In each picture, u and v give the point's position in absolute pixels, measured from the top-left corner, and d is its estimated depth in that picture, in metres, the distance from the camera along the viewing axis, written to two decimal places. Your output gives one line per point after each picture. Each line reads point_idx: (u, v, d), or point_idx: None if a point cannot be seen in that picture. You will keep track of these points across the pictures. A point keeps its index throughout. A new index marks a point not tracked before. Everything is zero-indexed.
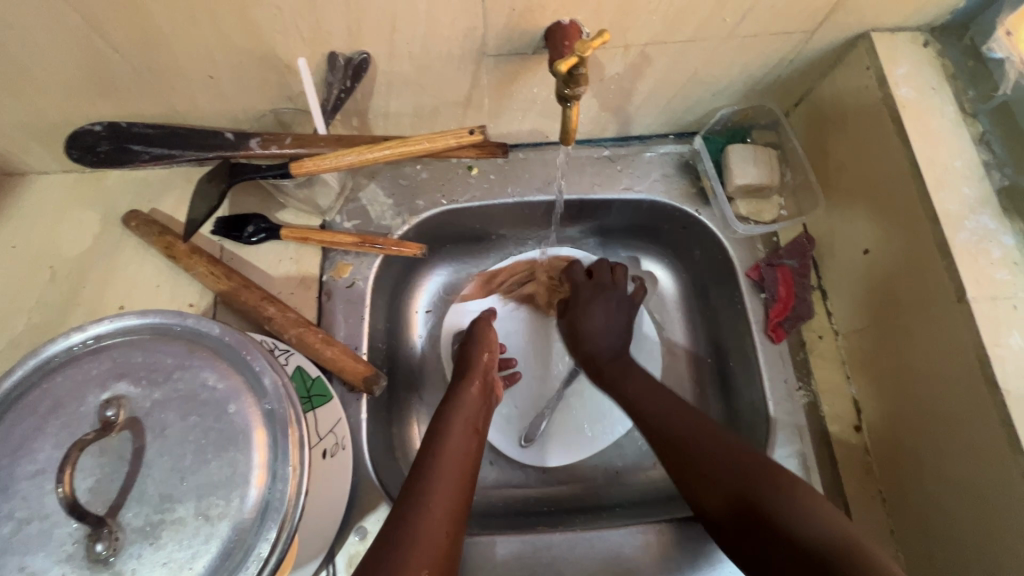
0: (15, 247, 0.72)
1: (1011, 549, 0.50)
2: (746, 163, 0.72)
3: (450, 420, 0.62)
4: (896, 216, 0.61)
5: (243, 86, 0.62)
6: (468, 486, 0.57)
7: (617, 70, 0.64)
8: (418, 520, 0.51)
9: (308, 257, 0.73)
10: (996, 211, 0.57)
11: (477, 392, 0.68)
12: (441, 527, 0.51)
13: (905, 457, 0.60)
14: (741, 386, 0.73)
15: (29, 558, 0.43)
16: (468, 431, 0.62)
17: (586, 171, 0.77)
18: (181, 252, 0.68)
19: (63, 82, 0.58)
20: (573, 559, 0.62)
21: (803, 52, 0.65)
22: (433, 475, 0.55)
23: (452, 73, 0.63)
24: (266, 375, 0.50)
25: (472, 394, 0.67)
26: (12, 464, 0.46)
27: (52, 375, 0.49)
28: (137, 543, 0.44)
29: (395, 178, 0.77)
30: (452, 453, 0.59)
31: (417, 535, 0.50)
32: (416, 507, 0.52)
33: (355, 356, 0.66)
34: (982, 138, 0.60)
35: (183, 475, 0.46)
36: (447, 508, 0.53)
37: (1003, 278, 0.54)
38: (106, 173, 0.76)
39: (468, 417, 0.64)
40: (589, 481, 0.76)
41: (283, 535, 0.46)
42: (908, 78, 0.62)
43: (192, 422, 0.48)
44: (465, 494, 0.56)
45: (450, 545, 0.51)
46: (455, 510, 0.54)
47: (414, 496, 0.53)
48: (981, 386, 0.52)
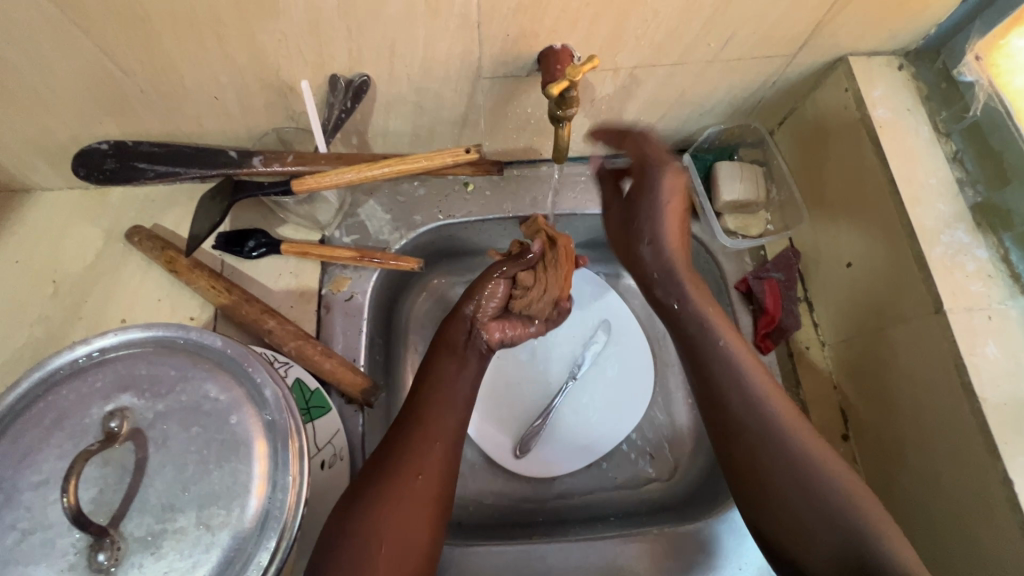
0: (19, 262, 0.73)
1: (989, 553, 0.51)
2: (733, 180, 0.75)
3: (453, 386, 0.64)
4: (878, 225, 0.63)
5: (247, 107, 0.64)
6: (450, 469, 0.58)
7: (607, 91, 0.67)
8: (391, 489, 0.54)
9: (307, 271, 0.74)
10: (970, 226, 0.59)
11: (466, 342, 0.68)
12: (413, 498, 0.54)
13: (888, 447, 0.62)
14: None
15: (31, 568, 0.44)
16: (450, 410, 0.62)
17: (578, 187, 0.80)
18: (183, 267, 0.70)
19: (71, 102, 0.60)
20: (568, 568, 0.63)
21: (785, 74, 0.68)
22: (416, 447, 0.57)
23: (448, 95, 0.66)
24: (267, 386, 0.51)
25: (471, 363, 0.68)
26: (17, 476, 0.46)
27: (57, 388, 0.50)
28: (139, 553, 0.45)
29: (393, 194, 0.79)
30: (437, 426, 0.60)
31: (396, 518, 0.53)
32: (396, 494, 0.54)
33: (354, 367, 0.67)
34: (955, 156, 0.63)
35: (185, 485, 0.47)
36: (428, 488, 0.56)
37: (978, 289, 0.56)
38: (109, 190, 0.78)
39: (451, 394, 0.63)
40: (585, 491, 0.77)
41: (283, 544, 0.47)
42: (884, 99, 0.65)
43: (194, 433, 0.49)
44: (444, 478, 0.57)
45: (429, 534, 0.54)
46: (436, 501, 0.56)
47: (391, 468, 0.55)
48: (959, 394, 0.54)
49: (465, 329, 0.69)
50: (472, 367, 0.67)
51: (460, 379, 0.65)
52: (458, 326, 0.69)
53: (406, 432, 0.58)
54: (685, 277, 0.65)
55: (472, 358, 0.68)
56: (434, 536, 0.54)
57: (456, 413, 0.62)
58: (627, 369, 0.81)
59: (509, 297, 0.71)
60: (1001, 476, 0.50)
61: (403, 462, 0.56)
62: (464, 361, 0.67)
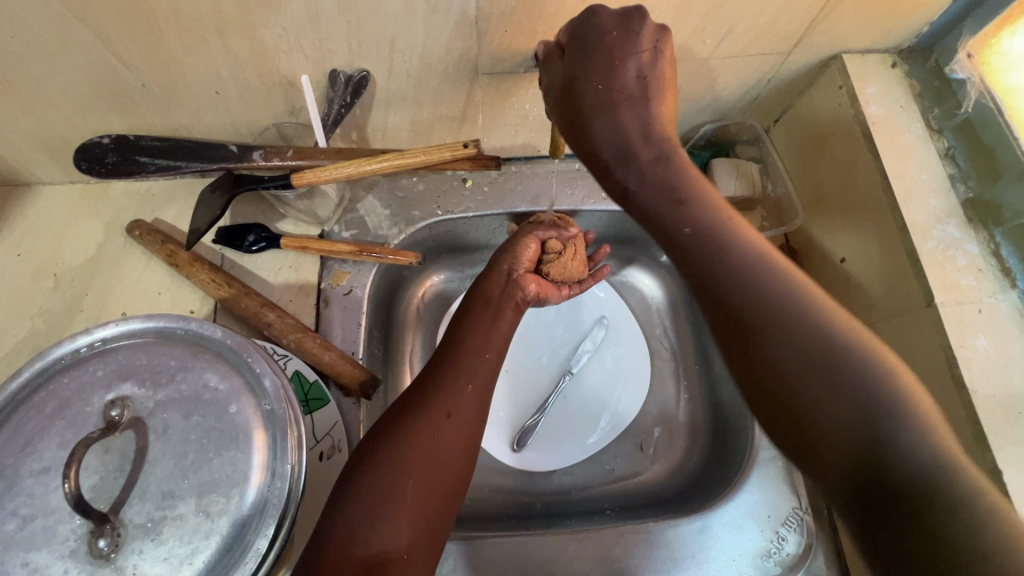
0: (20, 255, 0.74)
1: None
2: (728, 176, 0.75)
3: (488, 338, 0.62)
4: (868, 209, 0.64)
5: (248, 102, 0.65)
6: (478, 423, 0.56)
7: None
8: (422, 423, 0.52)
9: (307, 266, 0.75)
10: (961, 221, 0.60)
11: (502, 295, 0.67)
12: (445, 432, 0.53)
13: None
14: (726, 391, 0.78)
15: (32, 554, 0.45)
16: (483, 359, 0.60)
17: (576, 183, 0.80)
18: (184, 260, 0.71)
19: (74, 96, 0.61)
20: (563, 559, 0.63)
21: (780, 71, 0.69)
22: (452, 387, 0.56)
23: (447, 91, 0.66)
24: (267, 376, 0.52)
25: (507, 315, 0.66)
26: (18, 463, 0.47)
27: (58, 377, 0.51)
28: (139, 539, 0.46)
29: (392, 190, 0.79)
30: (473, 370, 0.58)
31: (425, 454, 0.51)
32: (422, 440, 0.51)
33: (352, 361, 0.68)
34: (947, 153, 0.64)
35: (184, 473, 0.48)
36: (461, 430, 0.54)
37: (969, 284, 0.57)
38: (110, 185, 0.78)
39: (485, 344, 0.61)
40: (582, 485, 0.77)
41: (281, 531, 0.48)
42: (878, 96, 0.65)
43: (194, 421, 0.50)
44: (471, 433, 0.55)
45: (458, 472, 0.53)
46: (462, 453, 0.53)
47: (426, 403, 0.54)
48: (950, 386, 0.54)
49: (503, 283, 0.68)
50: (507, 319, 0.65)
51: (493, 331, 0.63)
52: (496, 281, 0.68)
53: (434, 383, 0.56)
54: (638, 149, 0.54)
55: (508, 310, 0.66)
56: (454, 490, 0.52)
57: (490, 362, 0.60)
58: (624, 364, 0.81)
59: (540, 259, 0.72)
60: (990, 466, 0.51)
61: (431, 409, 0.54)
62: (501, 313, 0.65)
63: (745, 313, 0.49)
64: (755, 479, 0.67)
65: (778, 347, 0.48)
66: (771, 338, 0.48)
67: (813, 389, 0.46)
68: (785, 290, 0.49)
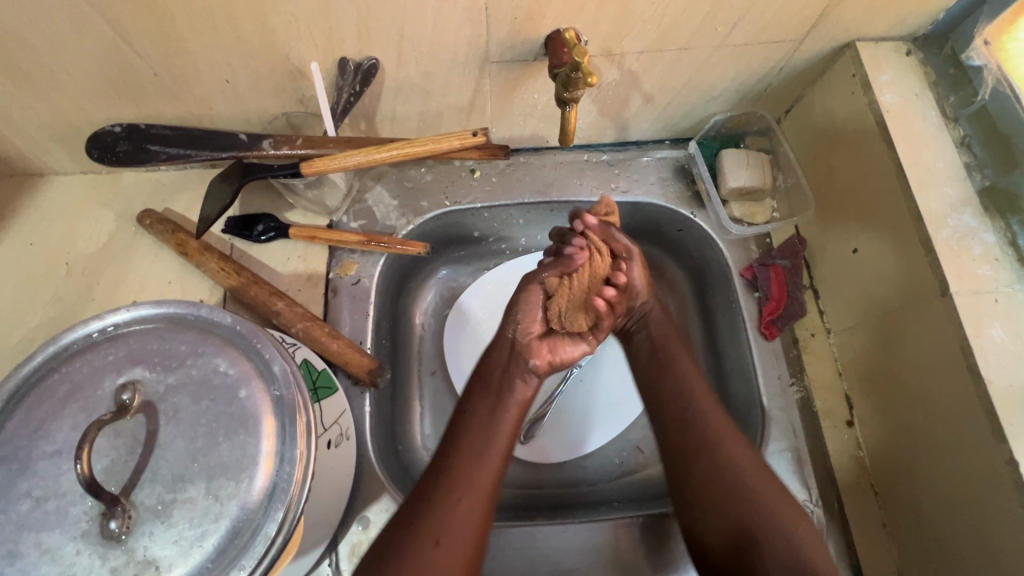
0: (33, 244, 0.75)
1: (997, 537, 0.51)
2: (739, 167, 0.75)
3: (485, 431, 0.61)
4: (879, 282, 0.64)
5: (258, 91, 0.65)
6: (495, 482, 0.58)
7: (613, 77, 0.67)
8: (415, 536, 0.53)
9: (315, 255, 0.75)
10: (977, 210, 0.59)
11: (501, 378, 0.65)
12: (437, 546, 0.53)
13: (896, 434, 0.62)
14: (736, 384, 0.73)
15: (44, 535, 0.45)
16: (501, 433, 0.61)
17: (584, 174, 0.80)
18: (194, 248, 0.71)
19: (88, 85, 0.61)
20: (570, 550, 0.63)
21: (792, 60, 0.68)
22: (444, 494, 0.56)
23: (457, 79, 0.66)
24: (276, 362, 0.52)
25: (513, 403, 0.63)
26: (31, 445, 0.47)
27: (70, 361, 0.51)
28: (149, 521, 0.46)
29: (401, 180, 0.79)
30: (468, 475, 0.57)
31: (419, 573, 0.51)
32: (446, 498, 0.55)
33: (360, 349, 0.68)
34: (963, 141, 0.62)
35: (194, 456, 0.48)
36: (457, 546, 0.53)
37: (985, 273, 0.56)
38: (122, 175, 0.79)
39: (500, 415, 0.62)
40: (588, 476, 0.77)
41: (290, 517, 0.48)
42: (892, 84, 0.64)
43: (204, 406, 0.50)
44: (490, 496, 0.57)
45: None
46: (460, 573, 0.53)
47: (419, 514, 0.55)
48: (966, 377, 0.53)
49: (501, 362, 0.66)
50: (508, 409, 0.63)
51: (494, 421, 0.62)
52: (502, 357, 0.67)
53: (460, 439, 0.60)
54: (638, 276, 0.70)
55: (510, 397, 0.64)
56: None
57: (508, 427, 0.62)
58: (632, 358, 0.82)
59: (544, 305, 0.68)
60: (1006, 457, 0.50)
61: (423, 529, 0.53)
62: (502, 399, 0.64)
63: (691, 420, 0.63)
64: None
65: (712, 459, 0.60)
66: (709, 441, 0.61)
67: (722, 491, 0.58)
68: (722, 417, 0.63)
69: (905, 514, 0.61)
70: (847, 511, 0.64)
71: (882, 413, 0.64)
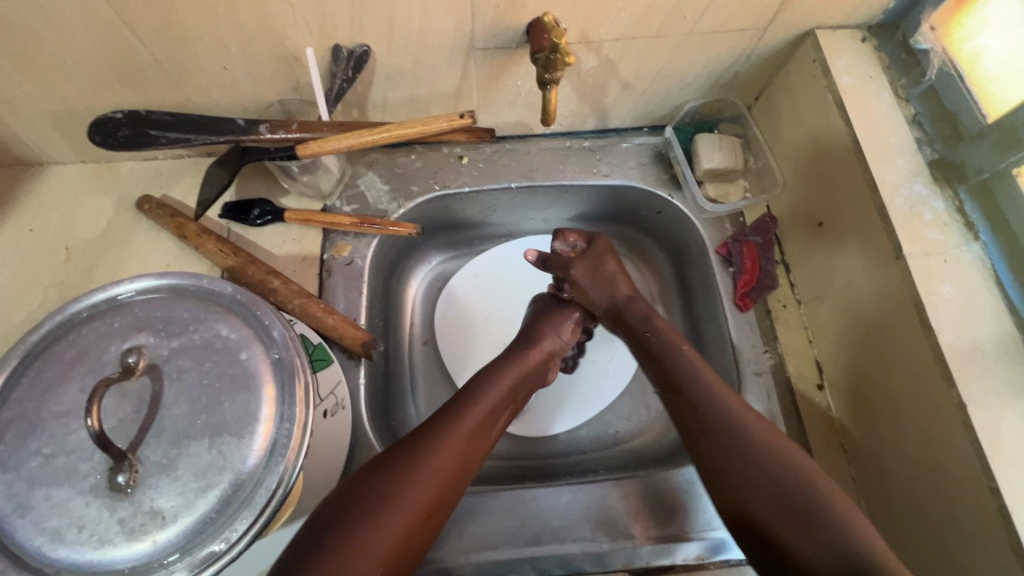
0: (33, 230, 0.77)
1: (952, 478, 0.54)
2: (713, 150, 0.79)
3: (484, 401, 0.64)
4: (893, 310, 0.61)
5: (255, 78, 0.68)
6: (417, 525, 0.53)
7: (592, 63, 0.71)
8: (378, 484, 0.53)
9: (309, 238, 0.78)
10: (927, 180, 0.63)
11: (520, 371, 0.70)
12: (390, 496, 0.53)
13: (862, 395, 0.66)
14: (715, 356, 0.78)
15: (54, 489, 0.47)
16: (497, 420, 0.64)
17: (568, 160, 0.84)
18: (192, 231, 0.74)
19: (90, 72, 0.64)
20: (557, 511, 0.65)
21: (757, 48, 0.73)
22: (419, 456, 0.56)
23: (444, 66, 0.70)
24: (276, 327, 0.55)
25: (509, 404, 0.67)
26: (41, 405, 0.50)
27: (77, 329, 0.53)
28: (155, 475, 0.48)
29: (391, 167, 0.83)
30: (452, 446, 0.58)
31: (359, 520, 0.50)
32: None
33: (354, 324, 0.71)
34: (914, 119, 0.67)
35: (199, 414, 0.51)
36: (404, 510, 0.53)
37: (936, 236, 0.60)
38: (119, 164, 0.82)
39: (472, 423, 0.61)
40: (574, 448, 0.80)
41: (291, 469, 0.50)
42: (849, 68, 0.69)
43: (207, 367, 0.53)
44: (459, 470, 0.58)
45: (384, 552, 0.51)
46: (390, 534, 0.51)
47: (388, 469, 0.55)
48: (919, 331, 0.57)
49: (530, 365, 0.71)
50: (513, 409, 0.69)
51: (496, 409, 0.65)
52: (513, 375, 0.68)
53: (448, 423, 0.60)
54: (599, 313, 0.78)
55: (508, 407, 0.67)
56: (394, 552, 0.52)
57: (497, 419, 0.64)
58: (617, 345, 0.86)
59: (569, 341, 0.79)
60: (957, 401, 0.53)
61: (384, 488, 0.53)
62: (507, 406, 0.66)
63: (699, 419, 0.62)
64: None
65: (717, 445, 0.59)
66: (721, 433, 0.60)
67: (745, 469, 0.57)
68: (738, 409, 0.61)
69: (873, 469, 0.64)
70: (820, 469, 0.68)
71: (851, 376, 0.67)
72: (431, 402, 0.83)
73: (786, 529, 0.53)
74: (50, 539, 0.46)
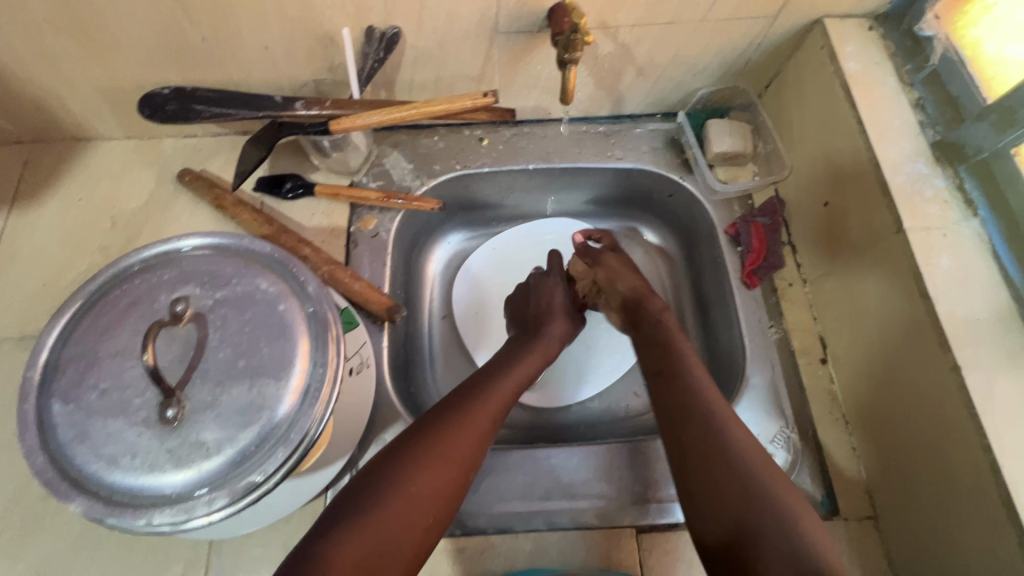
0: (81, 199, 0.83)
1: (947, 435, 0.57)
2: (723, 134, 0.83)
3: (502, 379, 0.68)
4: (889, 328, 0.64)
5: (293, 58, 0.73)
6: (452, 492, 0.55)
7: (608, 48, 0.75)
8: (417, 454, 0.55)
9: (337, 211, 0.82)
10: (929, 159, 0.66)
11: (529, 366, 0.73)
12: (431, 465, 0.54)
13: (862, 366, 0.69)
14: (721, 331, 0.81)
15: (109, 421, 0.52)
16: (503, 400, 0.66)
17: (584, 144, 0.88)
18: (229, 202, 0.79)
19: (143, 49, 0.69)
20: (569, 469, 0.69)
21: (767, 36, 0.76)
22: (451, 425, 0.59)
23: (469, 49, 0.74)
24: (310, 283, 0.59)
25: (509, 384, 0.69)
26: (99, 346, 0.54)
27: (131, 279, 0.58)
28: (201, 411, 0.53)
29: (415, 147, 0.87)
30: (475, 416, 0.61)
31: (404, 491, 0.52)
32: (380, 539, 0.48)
33: (379, 290, 0.75)
34: (918, 103, 0.70)
35: (240, 358, 0.55)
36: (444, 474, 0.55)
37: (935, 212, 0.63)
38: (160, 140, 0.87)
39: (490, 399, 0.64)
40: (586, 417, 0.84)
41: (323, 411, 0.54)
42: (855, 54, 0.72)
43: (248, 316, 0.57)
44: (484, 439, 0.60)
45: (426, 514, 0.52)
46: (433, 496, 0.53)
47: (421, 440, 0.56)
48: (917, 299, 0.60)
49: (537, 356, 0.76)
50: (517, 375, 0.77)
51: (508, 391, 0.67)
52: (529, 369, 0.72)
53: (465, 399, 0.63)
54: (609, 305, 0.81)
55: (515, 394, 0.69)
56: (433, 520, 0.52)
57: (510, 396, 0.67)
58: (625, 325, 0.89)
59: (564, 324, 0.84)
60: (951, 363, 0.56)
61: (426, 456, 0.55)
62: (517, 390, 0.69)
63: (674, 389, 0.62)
64: (747, 401, 0.71)
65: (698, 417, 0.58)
66: (713, 447, 0.55)
67: (740, 490, 0.51)
68: (736, 426, 0.56)
69: (871, 435, 0.67)
70: (821, 437, 0.71)
71: (850, 348, 0.71)
72: (448, 372, 0.87)
73: (732, 503, 0.51)
74: (106, 465, 0.51)
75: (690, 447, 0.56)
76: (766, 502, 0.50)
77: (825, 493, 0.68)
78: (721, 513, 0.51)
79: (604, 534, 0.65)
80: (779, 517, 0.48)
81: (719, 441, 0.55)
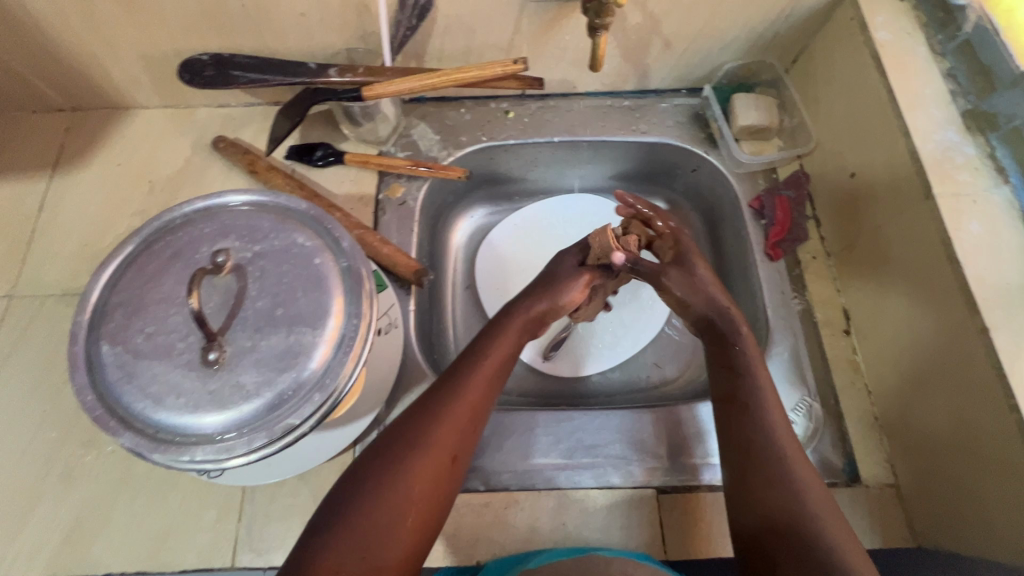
0: (120, 164, 0.85)
1: (972, 402, 0.57)
2: (749, 108, 0.83)
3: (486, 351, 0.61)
4: (927, 319, 0.63)
5: (327, 25, 0.75)
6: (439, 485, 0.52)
7: (637, 19, 0.76)
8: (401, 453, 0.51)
9: (366, 179, 0.84)
10: (960, 128, 0.66)
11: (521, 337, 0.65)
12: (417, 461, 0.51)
13: (886, 335, 0.69)
14: (743, 303, 0.82)
15: (154, 363, 0.54)
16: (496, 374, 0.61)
17: (610, 118, 0.88)
18: (262, 167, 0.81)
19: (184, 14, 0.71)
20: (592, 431, 0.70)
21: (797, 8, 0.76)
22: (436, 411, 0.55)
23: (499, 18, 0.75)
24: (344, 239, 0.61)
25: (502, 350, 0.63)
26: (144, 292, 0.57)
27: (174, 231, 0.60)
28: (241, 356, 0.55)
29: (442, 119, 0.89)
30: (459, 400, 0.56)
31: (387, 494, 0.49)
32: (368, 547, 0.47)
33: (407, 255, 0.77)
34: (950, 73, 0.70)
35: (278, 306, 0.57)
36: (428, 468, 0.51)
37: (965, 179, 0.63)
38: (195, 109, 0.89)
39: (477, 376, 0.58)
40: (606, 387, 0.85)
41: (357, 361, 0.56)
42: (886, 24, 0.72)
43: (285, 269, 0.59)
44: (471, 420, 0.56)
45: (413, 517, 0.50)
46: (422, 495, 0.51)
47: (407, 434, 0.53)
48: (945, 264, 0.60)
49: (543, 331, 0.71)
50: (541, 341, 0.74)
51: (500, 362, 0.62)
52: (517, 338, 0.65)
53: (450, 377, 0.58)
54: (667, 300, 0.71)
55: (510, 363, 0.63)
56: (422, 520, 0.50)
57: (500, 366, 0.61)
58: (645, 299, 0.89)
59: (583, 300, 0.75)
60: (980, 326, 0.56)
61: (409, 452, 0.52)
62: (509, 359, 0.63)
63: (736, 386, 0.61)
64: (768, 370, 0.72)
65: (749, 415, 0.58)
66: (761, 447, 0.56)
67: (777, 492, 0.53)
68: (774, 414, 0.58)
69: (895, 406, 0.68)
70: (843, 406, 0.71)
71: (874, 317, 0.71)
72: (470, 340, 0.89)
73: (765, 498, 0.53)
74: (151, 404, 0.53)
75: (742, 443, 0.57)
76: (795, 510, 0.51)
77: (846, 460, 0.68)
78: (754, 506, 0.53)
79: (626, 492, 0.66)
80: (807, 525, 0.50)
81: (763, 440, 0.56)
